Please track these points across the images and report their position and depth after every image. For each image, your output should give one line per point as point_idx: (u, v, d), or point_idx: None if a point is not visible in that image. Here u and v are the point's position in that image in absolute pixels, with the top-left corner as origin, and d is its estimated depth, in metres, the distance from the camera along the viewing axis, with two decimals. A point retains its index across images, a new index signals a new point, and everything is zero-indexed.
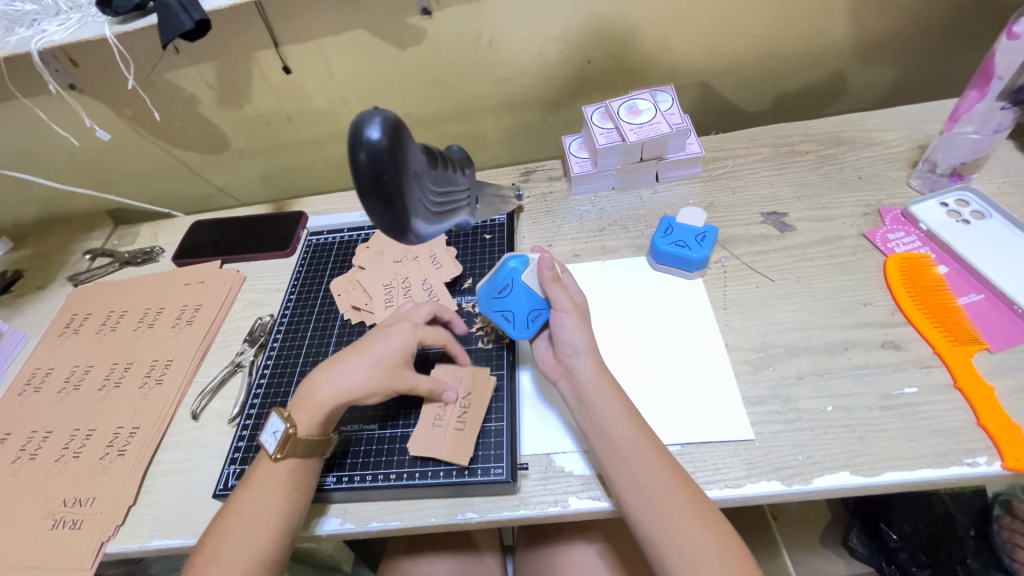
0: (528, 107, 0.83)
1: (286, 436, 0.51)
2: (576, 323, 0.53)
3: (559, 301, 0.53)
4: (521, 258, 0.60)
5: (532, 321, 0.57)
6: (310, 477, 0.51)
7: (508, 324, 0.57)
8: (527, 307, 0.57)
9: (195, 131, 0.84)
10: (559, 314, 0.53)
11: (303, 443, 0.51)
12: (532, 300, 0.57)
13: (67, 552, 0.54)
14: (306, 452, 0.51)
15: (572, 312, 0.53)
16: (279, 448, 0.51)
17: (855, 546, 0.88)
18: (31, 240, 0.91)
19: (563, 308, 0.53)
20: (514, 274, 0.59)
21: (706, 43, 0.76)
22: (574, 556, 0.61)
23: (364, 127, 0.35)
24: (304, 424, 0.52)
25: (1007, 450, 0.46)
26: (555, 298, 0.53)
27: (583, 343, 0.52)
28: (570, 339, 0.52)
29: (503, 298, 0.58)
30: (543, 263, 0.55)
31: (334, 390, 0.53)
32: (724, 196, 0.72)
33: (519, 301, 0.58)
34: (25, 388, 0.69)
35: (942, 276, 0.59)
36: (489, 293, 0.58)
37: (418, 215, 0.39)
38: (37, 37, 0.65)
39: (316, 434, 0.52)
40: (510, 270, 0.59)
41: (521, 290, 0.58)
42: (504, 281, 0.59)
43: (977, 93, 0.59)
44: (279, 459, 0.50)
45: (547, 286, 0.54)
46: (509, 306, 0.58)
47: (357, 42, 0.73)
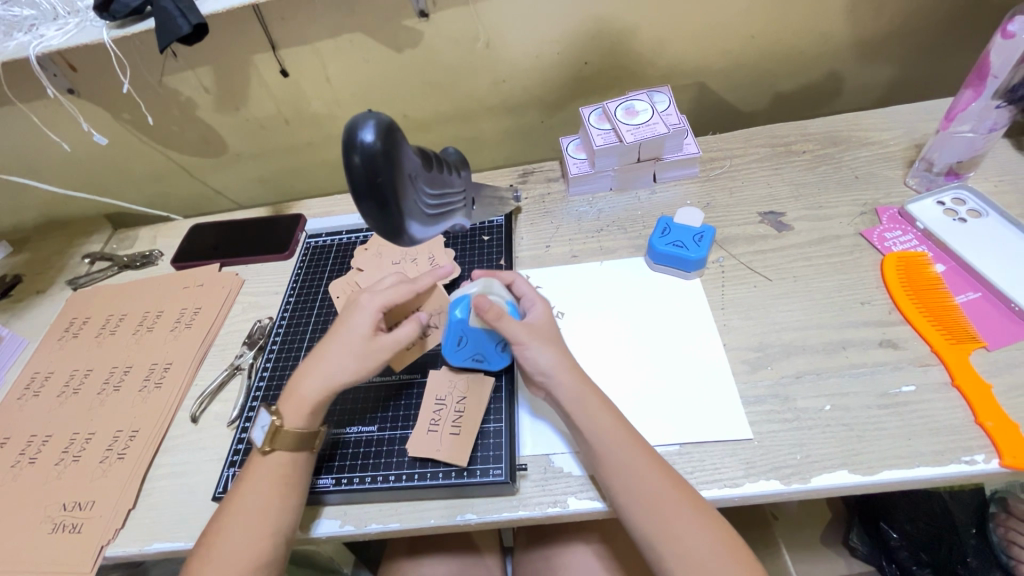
0: (525, 108, 0.83)
1: (273, 428, 0.51)
2: (539, 347, 0.51)
3: (513, 333, 0.51)
4: (459, 304, 0.54)
5: (502, 351, 0.56)
6: (303, 471, 0.51)
7: (483, 363, 0.57)
8: (490, 343, 0.56)
9: (193, 135, 0.85)
10: (516, 346, 0.51)
11: (290, 436, 0.51)
12: (490, 339, 0.55)
13: (67, 556, 0.54)
14: (293, 444, 0.51)
15: (526, 337, 0.52)
16: (268, 440, 0.51)
17: (855, 544, 0.88)
18: (30, 244, 0.91)
19: (520, 339, 0.51)
20: (462, 323, 0.54)
21: (702, 44, 0.77)
22: (573, 556, 0.61)
23: (358, 130, 0.35)
24: (291, 418, 0.52)
25: (1005, 448, 0.46)
26: (507, 332, 0.51)
27: (552, 362, 0.51)
28: (536, 362, 0.51)
29: (464, 346, 0.56)
30: (482, 306, 0.52)
31: (318, 383, 0.53)
32: (722, 197, 0.72)
33: (479, 343, 0.55)
34: (25, 391, 0.69)
35: (939, 275, 0.59)
36: (451, 347, 0.56)
37: (413, 217, 0.40)
38: (35, 42, 0.65)
39: (303, 426, 0.52)
40: (454, 322, 0.54)
41: (475, 334, 0.55)
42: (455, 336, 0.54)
43: (972, 92, 0.59)
44: (268, 452, 0.51)
45: (494, 324, 0.51)
46: (474, 350, 0.56)
47: (355, 45, 0.73)
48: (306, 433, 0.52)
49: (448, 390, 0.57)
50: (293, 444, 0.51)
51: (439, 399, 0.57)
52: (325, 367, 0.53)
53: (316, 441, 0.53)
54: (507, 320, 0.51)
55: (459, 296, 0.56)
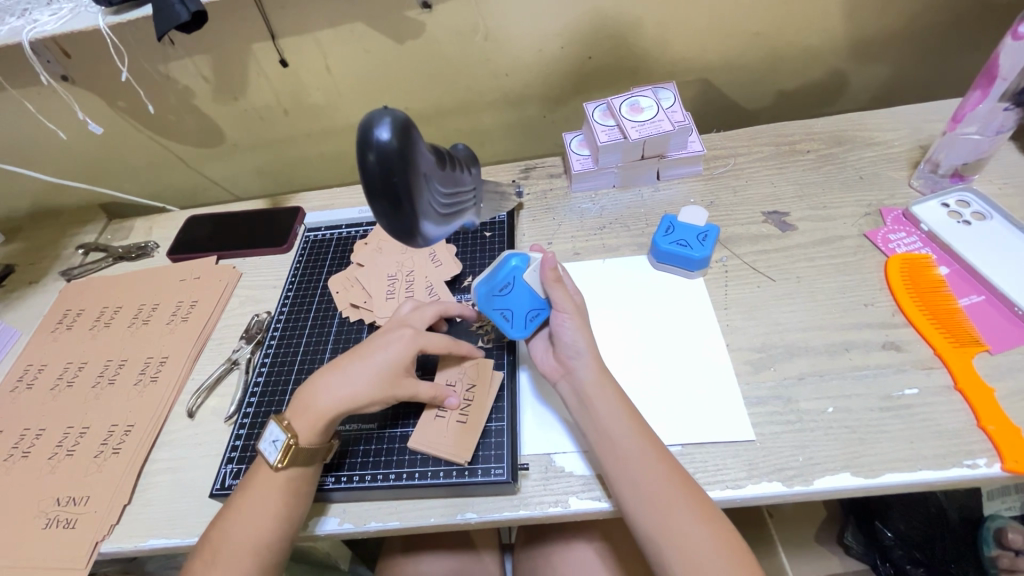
0: (527, 103, 0.82)
1: (288, 445, 0.50)
2: (577, 324, 0.53)
3: (560, 301, 0.53)
4: (522, 256, 0.57)
5: (529, 320, 0.55)
6: (312, 486, 0.51)
7: (507, 323, 0.55)
8: (527, 306, 0.55)
9: (190, 125, 0.83)
10: (558, 314, 0.53)
11: (303, 453, 0.50)
12: (534, 298, 0.56)
13: (61, 552, 0.53)
14: (306, 461, 0.50)
15: (572, 312, 0.53)
16: (281, 457, 0.50)
17: (850, 543, 0.87)
18: (22, 234, 0.90)
19: (563, 309, 0.53)
20: (517, 271, 0.56)
21: (708, 40, 0.76)
22: (572, 555, 0.61)
23: (374, 128, 0.34)
24: (305, 433, 0.51)
25: (1007, 452, 0.46)
26: (556, 298, 0.53)
27: (585, 343, 0.52)
28: (572, 339, 0.52)
29: (501, 296, 0.56)
30: (548, 261, 0.54)
31: (336, 400, 0.52)
32: (725, 195, 0.72)
33: (519, 300, 0.56)
34: (17, 384, 0.68)
35: (942, 277, 0.59)
36: (489, 290, 0.56)
37: (426, 217, 0.39)
38: (28, 28, 0.64)
39: (315, 443, 0.51)
40: (511, 268, 0.56)
41: (523, 287, 0.56)
42: (505, 279, 0.56)
43: (980, 93, 0.58)
44: (279, 468, 0.49)
45: (549, 286, 0.53)
46: (507, 304, 0.56)
47: (356, 36, 0.72)
48: (319, 449, 0.51)
49: (458, 376, 0.57)
50: (304, 462, 0.50)
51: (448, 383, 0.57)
52: (348, 388, 0.52)
53: (327, 455, 0.52)
54: (559, 286, 0.53)
55: (516, 253, 0.58)
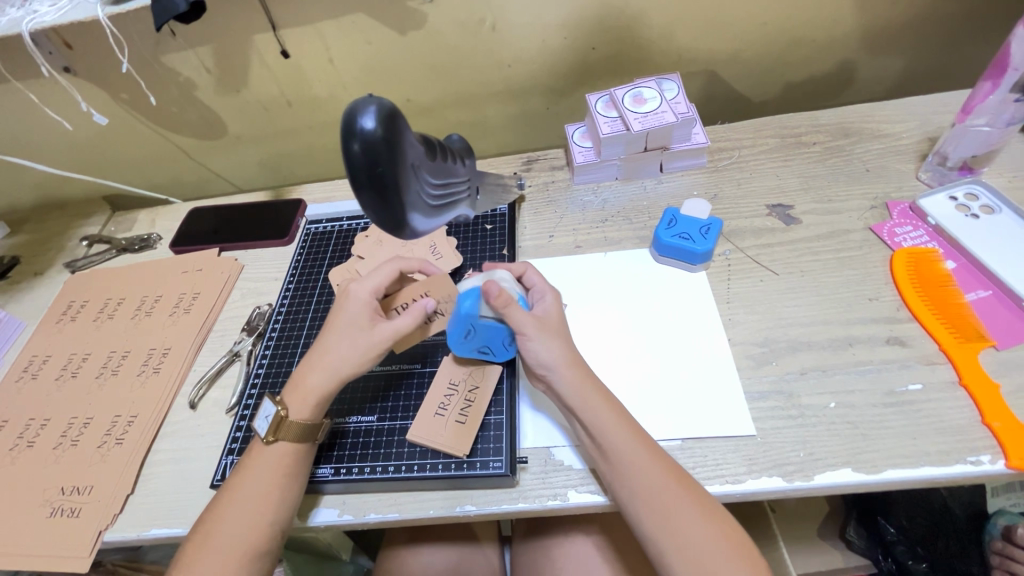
0: (530, 94, 0.82)
1: (278, 418, 0.51)
2: (546, 339, 0.50)
3: (521, 323, 0.50)
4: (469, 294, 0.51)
5: (510, 345, 0.55)
6: (305, 464, 0.51)
7: (488, 354, 0.56)
8: (500, 337, 0.54)
9: (192, 116, 0.83)
10: (521, 338, 0.50)
11: (294, 427, 0.51)
12: (499, 332, 0.53)
13: (66, 540, 0.54)
14: (298, 435, 0.51)
15: (535, 331, 0.50)
16: (271, 431, 0.51)
17: (852, 538, 0.86)
18: (27, 225, 0.91)
19: (525, 331, 0.50)
20: (470, 316, 0.51)
21: (714, 30, 0.75)
22: (572, 548, 0.62)
23: (359, 117, 0.34)
24: (295, 408, 0.51)
25: (1012, 449, 0.46)
26: (516, 322, 0.50)
27: (558, 356, 0.50)
28: (541, 356, 0.50)
29: (470, 338, 0.54)
30: (491, 293, 0.50)
31: (324, 376, 0.52)
32: (729, 188, 0.71)
33: (489, 338, 0.54)
34: (23, 374, 0.69)
35: (949, 271, 0.58)
36: (456, 339, 0.54)
37: (414, 207, 0.39)
38: (29, 18, 0.64)
39: (309, 417, 0.52)
40: (465, 314, 0.51)
41: (484, 327, 0.52)
42: (464, 328, 0.52)
43: (990, 84, 0.57)
44: (270, 442, 0.51)
45: (502, 313, 0.50)
46: (480, 342, 0.54)
47: (357, 27, 0.71)
48: (310, 425, 0.51)
49: (463, 376, 0.57)
50: (297, 435, 0.51)
51: (452, 384, 0.57)
52: (329, 357, 0.52)
53: (318, 433, 0.52)
54: (515, 310, 0.50)
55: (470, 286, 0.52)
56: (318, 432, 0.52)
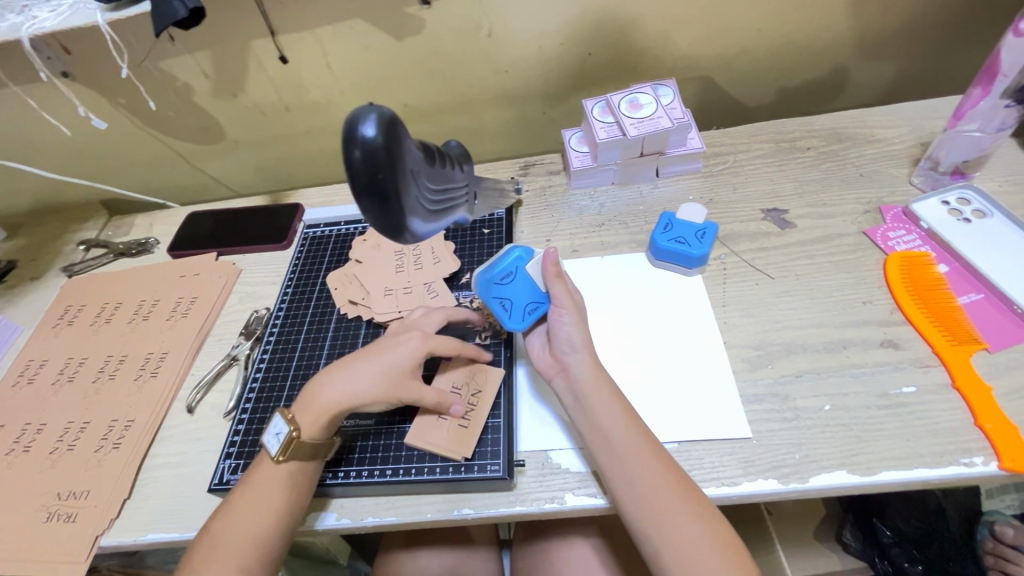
0: (527, 100, 0.82)
1: (289, 438, 0.50)
2: (575, 319, 0.53)
3: (560, 297, 0.54)
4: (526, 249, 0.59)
5: (528, 314, 0.56)
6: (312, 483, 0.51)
7: (505, 313, 0.56)
8: (527, 297, 0.56)
9: (190, 121, 0.83)
10: (556, 309, 0.54)
11: (306, 448, 0.50)
12: (532, 292, 0.56)
13: (62, 545, 0.54)
14: (309, 455, 0.50)
15: (570, 308, 0.54)
16: (281, 450, 0.50)
17: (849, 541, 0.87)
18: (24, 230, 0.90)
19: (562, 304, 0.53)
20: (520, 264, 0.57)
21: (709, 37, 0.75)
22: (569, 551, 0.62)
23: (359, 124, 0.34)
24: (308, 428, 0.51)
25: (1004, 451, 0.46)
26: (556, 293, 0.54)
27: (582, 339, 0.52)
28: (568, 334, 0.53)
29: (504, 284, 0.57)
30: (548, 258, 0.55)
31: (337, 394, 0.52)
32: (725, 192, 0.71)
33: (519, 292, 0.57)
34: (19, 379, 0.69)
35: (942, 275, 0.59)
36: (490, 278, 0.57)
37: (414, 214, 0.39)
38: (28, 24, 0.64)
39: (318, 437, 0.52)
40: (514, 258, 0.58)
41: (523, 280, 0.57)
42: (507, 269, 0.57)
43: (981, 90, 0.58)
44: (280, 461, 0.50)
45: (550, 280, 0.54)
46: (507, 295, 0.56)
47: (355, 32, 0.72)
48: (321, 444, 0.51)
49: (463, 379, 0.57)
50: (305, 453, 0.50)
51: (452, 386, 0.57)
52: (351, 388, 0.52)
53: (328, 451, 0.52)
54: (560, 282, 0.54)
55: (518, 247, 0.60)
56: (327, 451, 0.52)
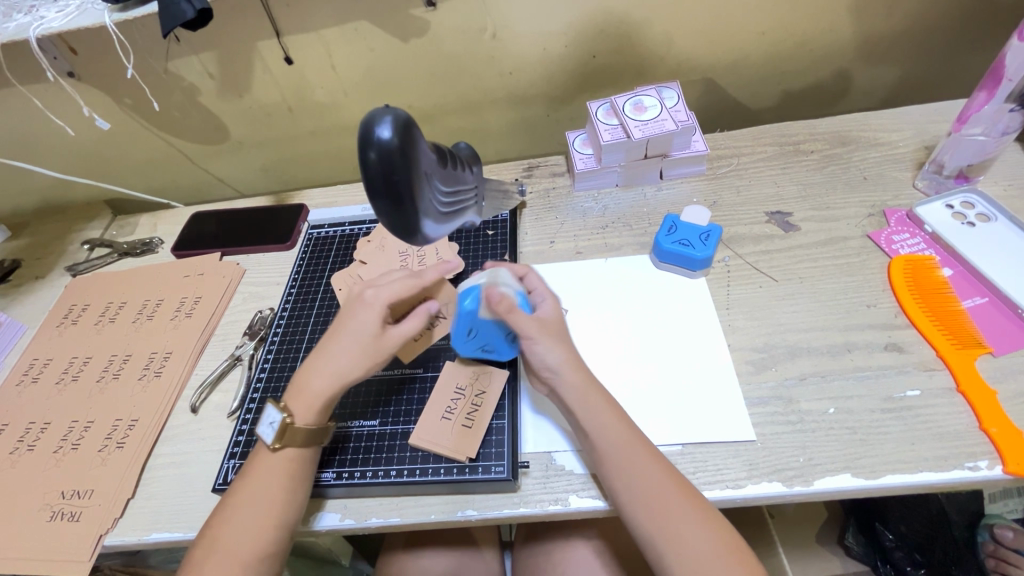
0: (531, 101, 0.83)
1: (283, 425, 0.50)
2: (549, 342, 0.51)
3: (525, 327, 0.50)
4: (469, 295, 0.52)
5: (513, 343, 0.55)
6: (309, 468, 0.51)
7: (492, 353, 0.56)
8: (502, 337, 0.54)
9: (194, 121, 0.84)
10: (526, 341, 0.51)
11: (301, 433, 0.51)
12: (500, 330, 0.53)
13: (66, 544, 0.54)
14: (304, 441, 0.51)
15: (539, 334, 0.51)
16: (277, 438, 0.50)
17: (850, 544, 0.87)
18: (28, 229, 0.91)
19: (530, 334, 0.50)
20: (472, 316, 0.52)
21: (713, 39, 0.76)
22: (572, 553, 0.62)
23: (375, 126, 0.34)
24: (302, 415, 0.51)
25: (1009, 455, 0.46)
26: (518, 325, 0.50)
27: (559, 360, 0.50)
28: (544, 359, 0.50)
29: (474, 337, 0.54)
30: (494, 298, 0.50)
31: (330, 380, 0.52)
32: (729, 195, 0.71)
33: (490, 336, 0.54)
34: (23, 378, 0.69)
35: (946, 279, 0.59)
36: (461, 338, 0.54)
37: (427, 215, 0.39)
38: (36, 24, 0.65)
39: (314, 422, 0.52)
40: (465, 313, 0.52)
41: (484, 327, 0.53)
42: (466, 326, 0.53)
43: (985, 94, 0.58)
44: (276, 449, 0.50)
45: (506, 317, 0.50)
46: (483, 342, 0.54)
47: (360, 33, 0.72)
48: (317, 430, 0.51)
49: (468, 380, 0.57)
50: (303, 440, 0.51)
51: (458, 387, 0.57)
52: (336, 365, 0.52)
53: (325, 437, 0.52)
54: (518, 315, 0.50)
55: (467, 287, 0.53)
56: (323, 437, 0.52)
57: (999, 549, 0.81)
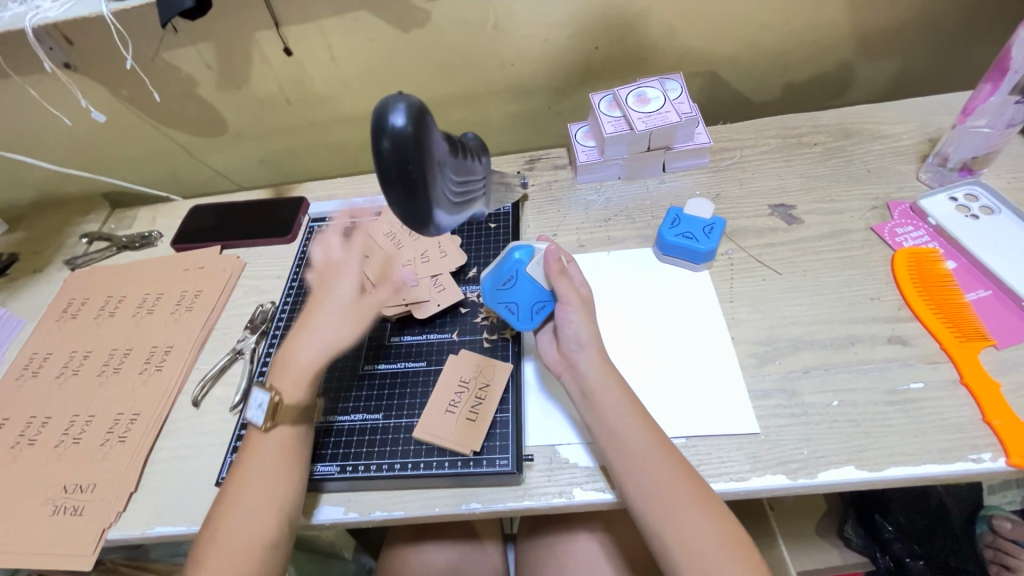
0: (532, 93, 0.82)
1: (273, 404, 0.51)
2: (582, 316, 0.53)
3: (565, 293, 0.53)
4: (526, 250, 0.59)
5: (535, 313, 0.56)
6: (304, 446, 0.52)
7: (512, 316, 0.56)
8: (532, 298, 0.56)
9: (192, 113, 0.83)
10: (565, 306, 0.53)
11: (291, 410, 0.52)
12: (537, 292, 0.56)
13: (69, 538, 0.54)
14: (295, 417, 0.52)
15: (577, 306, 0.53)
16: (268, 417, 0.51)
17: (850, 536, 0.85)
18: (25, 223, 0.90)
19: (568, 301, 0.53)
20: (520, 265, 0.57)
21: (717, 31, 0.75)
22: (576, 546, 0.62)
23: (389, 113, 0.34)
24: (290, 391, 0.53)
25: (1012, 447, 0.46)
26: (561, 289, 0.53)
27: (589, 336, 0.52)
28: (575, 331, 0.52)
29: (508, 288, 0.57)
30: (550, 255, 0.55)
31: (316, 349, 0.55)
32: (732, 188, 0.71)
33: (523, 292, 0.57)
34: (23, 372, 0.69)
35: (949, 271, 0.59)
36: (495, 284, 0.57)
37: (440, 206, 0.39)
38: (31, 14, 0.64)
39: (302, 397, 0.53)
40: (515, 261, 0.58)
41: (526, 281, 0.57)
42: (509, 272, 0.57)
43: (991, 86, 0.58)
44: (269, 429, 0.51)
45: (554, 278, 0.54)
46: (513, 298, 0.57)
47: (360, 24, 0.71)
48: (306, 405, 0.53)
49: (472, 373, 0.57)
50: (295, 418, 0.52)
51: (461, 381, 0.57)
52: (320, 333, 0.56)
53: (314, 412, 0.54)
54: (564, 279, 0.54)
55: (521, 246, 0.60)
56: (312, 411, 0.54)
57: (997, 541, 0.82)
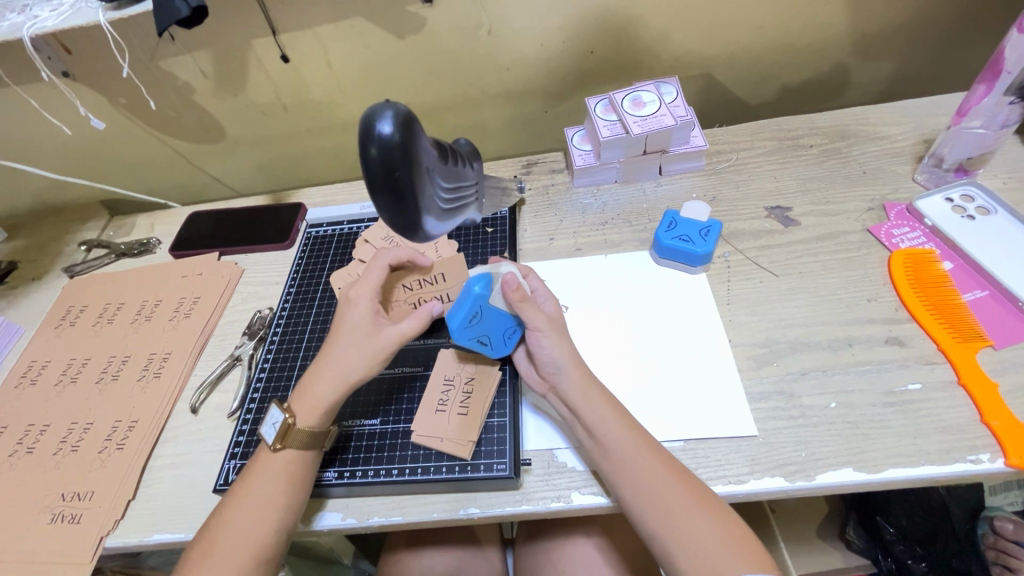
0: (529, 98, 0.82)
1: (285, 426, 0.51)
2: (554, 339, 0.51)
3: (534, 321, 0.51)
4: (481, 279, 0.51)
5: (509, 339, 0.54)
6: (310, 472, 0.51)
7: (487, 346, 0.55)
8: (502, 327, 0.53)
9: (191, 121, 0.83)
10: (534, 333, 0.51)
11: (302, 436, 0.51)
12: (505, 321, 0.53)
13: (67, 546, 0.54)
14: (305, 444, 0.51)
15: (546, 328, 0.51)
16: (279, 438, 0.50)
17: (852, 538, 0.87)
18: (24, 231, 0.90)
19: (539, 327, 0.51)
20: (483, 299, 0.51)
21: (711, 34, 0.75)
22: (575, 550, 0.62)
23: (375, 121, 0.34)
24: (304, 417, 0.51)
25: (1010, 448, 0.46)
26: (528, 318, 0.51)
27: (565, 356, 0.51)
28: (550, 354, 0.51)
29: (475, 325, 0.52)
30: (509, 285, 0.51)
31: (334, 385, 0.52)
32: (728, 190, 0.71)
33: (491, 325, 0.53)
34: (21, 380, 0.69)
35: (946, 272, 0.59)
36: (461, 324, 0.51)
37: (429, 212, 0.39)
38: (29, 23, 0.64)
39: (317, 426, 0.51)
40: (475, 296, 0.51)
41: (492, 314, 0.52)
42: (471, 310, 0.51)
43: (985, 87, 0.58)
44: (277, 449, 0.50)
45: (517, 308, 0.50)
46: (482, 331, 0.53)
47: (357, 31, 0.71)
48: (318, 433, 0.51)
49: (456, 370, 0.58)
50: (304, 443, 0.51)
51: (446, 379, 0.57)
52: (336, 365, 0.52)
53: (326, 440, 0.52)
54: (529, 306, 0.51)
55: (478, 274, 0.52)
56: (324, 439, 0.52)
57: (999, 541, 0.81)
